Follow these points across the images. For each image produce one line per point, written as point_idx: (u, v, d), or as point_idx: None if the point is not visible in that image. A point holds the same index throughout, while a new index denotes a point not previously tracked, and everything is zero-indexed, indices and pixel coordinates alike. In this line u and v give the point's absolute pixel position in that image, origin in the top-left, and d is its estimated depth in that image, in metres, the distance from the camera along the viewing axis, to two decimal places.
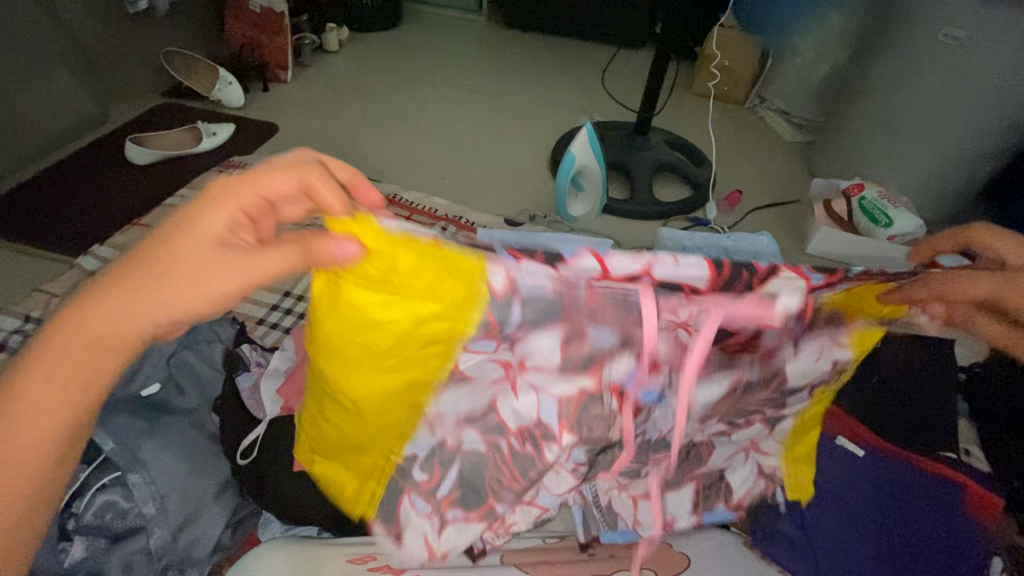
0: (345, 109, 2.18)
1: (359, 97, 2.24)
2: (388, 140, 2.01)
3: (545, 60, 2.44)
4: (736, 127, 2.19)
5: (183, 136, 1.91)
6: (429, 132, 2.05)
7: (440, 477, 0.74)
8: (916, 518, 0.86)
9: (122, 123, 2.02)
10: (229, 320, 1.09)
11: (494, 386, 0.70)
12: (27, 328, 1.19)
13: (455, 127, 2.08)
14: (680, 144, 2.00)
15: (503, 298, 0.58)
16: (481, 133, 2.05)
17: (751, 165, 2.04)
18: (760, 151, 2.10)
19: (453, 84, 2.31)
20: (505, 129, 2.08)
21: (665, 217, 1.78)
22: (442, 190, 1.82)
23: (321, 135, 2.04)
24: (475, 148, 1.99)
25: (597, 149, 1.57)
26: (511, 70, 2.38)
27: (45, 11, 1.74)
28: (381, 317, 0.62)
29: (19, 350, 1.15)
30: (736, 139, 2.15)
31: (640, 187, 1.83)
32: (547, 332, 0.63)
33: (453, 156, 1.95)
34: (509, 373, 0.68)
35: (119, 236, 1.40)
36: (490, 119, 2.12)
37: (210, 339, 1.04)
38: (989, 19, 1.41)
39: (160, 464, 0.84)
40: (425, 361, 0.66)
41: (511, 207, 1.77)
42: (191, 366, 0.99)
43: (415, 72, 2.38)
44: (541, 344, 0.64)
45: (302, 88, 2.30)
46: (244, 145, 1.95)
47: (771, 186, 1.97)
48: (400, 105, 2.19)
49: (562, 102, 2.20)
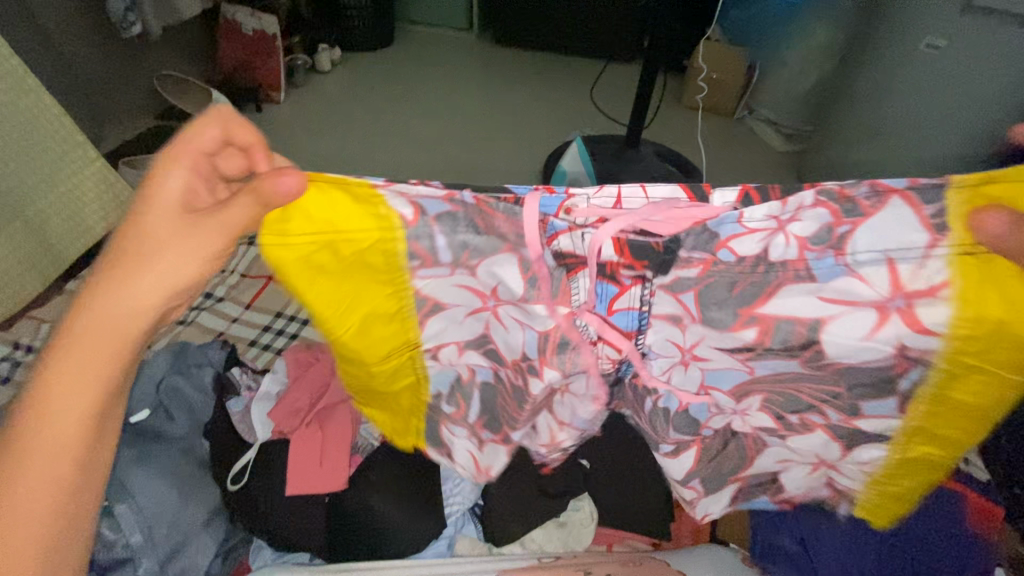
0: (338, 128, 2.20)
1: (351, 116, 2.26)
2: (381, 158, 2.02)
3: (535, 76, 2.47)
4: (725, 138, 2.22)
5: None
6: (422, 149, 2.07)
7: (467, 408, 0.76)
8: (913, 524, 0.85)
9: (115, 147, 2.03)
10: (219, 342, 1.06)
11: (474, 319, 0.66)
12: (15, 355, 1.18)
13: (447, 144, 2.10)
14: (671, 156, 2.01)
15: (416, 226, 0.59)
16: (473, 149, 2.07)
17: (740, 175, 2.06)
18: (750, 160, 2.12)
19: (445, 101, 2.33)
20: (497, 144, 2.09)
21: None
22: None
23: (315, 154, 2.05)
24: (468, 164, 2.00)
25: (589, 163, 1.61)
26: (502, 87, 2.41)
27: (40, 40, 1.77)
28: (324, 257, 0.60)
29: (8, 378, 1.14)
30: (726, 149, 2.17)
31: None
32: (500, 257, 0.60)
33: (445, 172, 1.97)
34: (487, 304, 0.64)
35: None
36: (481, 135, 2.14)
37: (200, 362, 1.03)
38: (967, 28, 1.44)
39: (148, 492, 0.83)
40: (380, 300, 0.64)
41: None
42: (180, 391, 0.98)
43: (407, 90, 2.40)
44: (504, 268, 0.61)
45: (295, 109, 2.32)
46: None
47: None
48: (393, 123, 2.21)
49: (552, 117, 2.22)
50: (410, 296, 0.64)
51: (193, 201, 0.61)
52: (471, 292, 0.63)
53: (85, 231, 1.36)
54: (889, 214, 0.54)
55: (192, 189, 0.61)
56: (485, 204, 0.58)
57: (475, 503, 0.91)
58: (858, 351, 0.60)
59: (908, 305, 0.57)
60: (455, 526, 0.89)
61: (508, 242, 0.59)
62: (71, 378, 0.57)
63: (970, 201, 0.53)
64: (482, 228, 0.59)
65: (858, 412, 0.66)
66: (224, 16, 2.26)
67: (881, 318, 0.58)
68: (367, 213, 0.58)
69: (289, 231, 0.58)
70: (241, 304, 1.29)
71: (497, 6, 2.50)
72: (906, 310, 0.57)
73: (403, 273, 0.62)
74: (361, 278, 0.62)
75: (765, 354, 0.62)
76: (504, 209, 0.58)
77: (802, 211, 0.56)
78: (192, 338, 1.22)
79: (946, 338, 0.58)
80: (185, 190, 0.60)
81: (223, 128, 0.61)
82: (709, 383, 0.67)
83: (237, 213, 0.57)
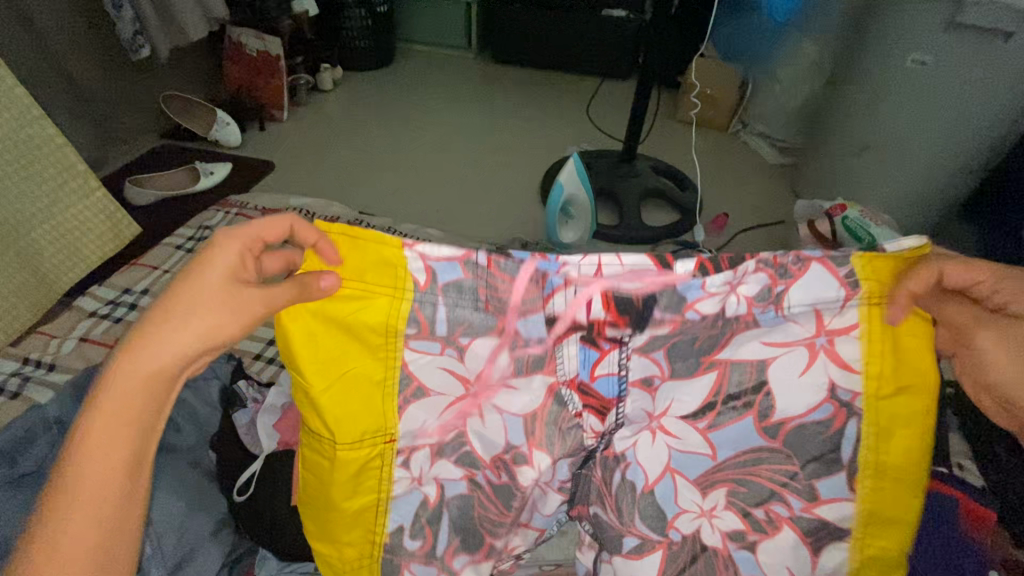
0: (340, 144, 2.24)
1: (353, 133, 2.31)
2: (382, 174, 2.06)
3: (533, 93, 2.52)
4: (720, 152, 2.26)
5: (181, 176, 1.96)
6: (423, 165, 2.11)
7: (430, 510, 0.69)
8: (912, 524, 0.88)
9: (122, 166, 2.07)
10: (226, 356, 1.10)
11: (454, 410, 0.67)
12: (25, 371, 1.20)
13: (447, 159, 2.14)
14: (667, 170, 2.05)
15: (427, 290, 0.63)
16: (473, 164, 2.11)
17: (735, 187, 2.10)
18: (745, 173, 2.17)
19: (445, 117, 2.38)
20: (496, 160, 2.14)
21: (653, 242, 1.83)
22: (436, 221, 1.86)
23: (317, 171, 2.09)
24: (468, 179, 2.04)
25: (585, 178, 1.67)
26: (500, 103, 2.46)
27: (50, 63, 1.81)
28: (348, 321, 0.63)
29: (17, 393, 1.16)
30: (721, 163, 2.21)
31: (629, 213, 1.89)
32: (486, 334, 0.64)
33: (445, 187, 2.01)
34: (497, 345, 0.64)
35: (118, 276, 1.42)
36: (481, 150, 2.19)
37: (206, 376, 1.05)
38: (952, 44, 1.47)
39: (158, 504, 0.85)
40: (373, 371, 0.65)
41: (502, 235, 1.82)
42: (188, 404, 1.01)
43: (407, 108, 2.45)
44: (439, 328, 0.64)
45: (298, 127, 2.37)
46: (240, 183, 2.00)
47: (756, 207, 2.02)
48: (393, 140, 2.25)
49: (550, 133, 2.27)
50: (400, 368, 0.65)
51: (237, 274, 0.57)
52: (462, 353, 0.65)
53: (85, 259, 1.43)
54: (812, 276, 0.61)
55: (235, 270, 0.56)
56: (494, 265, 0.62)
57: None
58: (792, 399, 0.63)
59: (830, 342, 0.63)
60: None
61: (503, 311, 0.63)
62: (100, 441, 0.51)
63: (874, 272, 0.61)
64: (482, 307, 0.63)
65: (814, 495, 0.64)
66: (229, 38, 2.32)
67: (810, 359, 0.63)
68: (386, 276, 0.63)
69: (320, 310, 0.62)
70: None
71: (495, 25, 2.57)
72: (829, 347, 0.63)
73: (399, 335, 0.64)
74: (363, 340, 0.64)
75: (722, 407, 0.65)
76: (511, 268, 0.61)
77: (745, 274, 0.62)
78: None
79: (863, 380, 0.62)
80: (239, 259, 0.57)
81: (242, 243, 0.57)
82: (675, 467, 0.66)
83: (258, 296, 0.56)
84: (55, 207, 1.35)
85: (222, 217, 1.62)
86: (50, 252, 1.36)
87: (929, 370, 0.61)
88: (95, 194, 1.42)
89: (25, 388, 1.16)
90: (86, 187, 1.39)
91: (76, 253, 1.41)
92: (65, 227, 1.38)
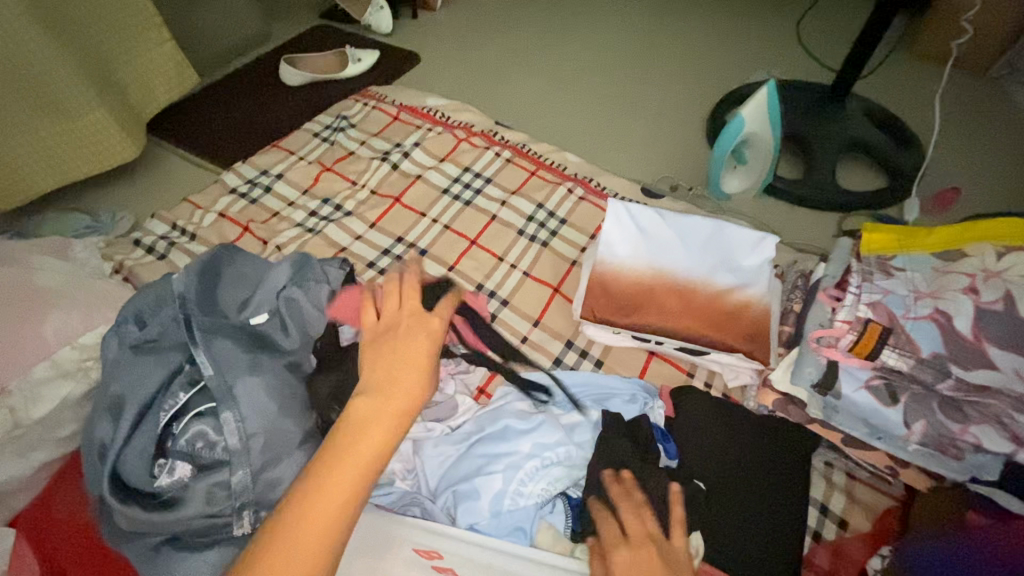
0: (490, 41, 2.04)
1: (506, 31, 2.07)
2: (529, 82, 1.84)
3: (719, 4, 2.07)
4: (971, 103, 1.68)
5: (334, 61, 1.95)
6: (573, 78, 1.85)
7: None
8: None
9: (281, 42, 2.09)
10: (338, 261, 1.05)
11: None
12: (171, 236, 1.23)
13: (601, 75, 1.85)
14: (886, 119, 1.58)
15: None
16: (626, 85, 1.81)
17: (981, 154, 1.56)
18: (999, 135, 1.60)
19: (611, 23, 2.05)
20: (660, 81, 1.81)
21: (843, 211, 1.47)
22: (577, 143, 1.64)
23: (460, 70, 1.93)
24: (619, 101, 1.76)
25: (775, 114, 1.34)
26: (676, 12, 2.06)
27: None
28: (946, 232, 0.89)
29: (163, 256, 1.19)
30: (968, 116, 1.65)
31: (819, 168, 1.50)
32: (934, 346, 0.75)
33: (595, 105, 1.75)
34: None
35: (259, 156, 1.41)
36: (643, 66, 1.87)
37: (319, 279, 0.99)
38: None
39: (253, 403, 0.80)
40: (938, 229, 0.90)
41: (649, 173, 1.57)
42: (296, 303, 0.95)
43: (565, 8, 2.14)
44: None
45: (450, 16, 2.18)
46: (384, 74, 1.93)
47: (1007, 186, 1.49)
48: (546, 44, 1.99)
49: (734, 57, 1.86)
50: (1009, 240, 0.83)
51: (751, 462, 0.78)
52: (949, 322, 0.76)
53: (156, 101, 1.58)
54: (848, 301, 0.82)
55: None
56: (835, 320, 0.82)
57: (564, 494, 0.83)
58: (913, 343, 0.76)
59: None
60: (537, 514, 0.80)
61: (910, 415, 0.74)
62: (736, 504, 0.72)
63: (870, 234, 0.92)
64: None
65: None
66: None
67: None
68: (918, 237, 0.90)
69: (937, 244, 0.87)
70: (366, 222, 1.26)
71: None
72: (867, 360, 0.77)
73: (929, 242, 0.88)
74: (931, 232, 0.90)
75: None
76: (824, 341, 0.81)
77: (827, 348, 0.80)
78: (317, 248, 1.22)
79: None
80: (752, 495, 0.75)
81: None
82: None
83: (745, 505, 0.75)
84: (111, 39, 1.43)
85: (359, 108, 1.54)
86: (129, 90, 1.52)
87: (904, 233, 0.90)
88: (166, 45, 1.55)
89: (170, 254, 1.18)
90: (159, 37, 1.53)
91: (148, 94, 1.57)
92: (142, 68, 1.53)
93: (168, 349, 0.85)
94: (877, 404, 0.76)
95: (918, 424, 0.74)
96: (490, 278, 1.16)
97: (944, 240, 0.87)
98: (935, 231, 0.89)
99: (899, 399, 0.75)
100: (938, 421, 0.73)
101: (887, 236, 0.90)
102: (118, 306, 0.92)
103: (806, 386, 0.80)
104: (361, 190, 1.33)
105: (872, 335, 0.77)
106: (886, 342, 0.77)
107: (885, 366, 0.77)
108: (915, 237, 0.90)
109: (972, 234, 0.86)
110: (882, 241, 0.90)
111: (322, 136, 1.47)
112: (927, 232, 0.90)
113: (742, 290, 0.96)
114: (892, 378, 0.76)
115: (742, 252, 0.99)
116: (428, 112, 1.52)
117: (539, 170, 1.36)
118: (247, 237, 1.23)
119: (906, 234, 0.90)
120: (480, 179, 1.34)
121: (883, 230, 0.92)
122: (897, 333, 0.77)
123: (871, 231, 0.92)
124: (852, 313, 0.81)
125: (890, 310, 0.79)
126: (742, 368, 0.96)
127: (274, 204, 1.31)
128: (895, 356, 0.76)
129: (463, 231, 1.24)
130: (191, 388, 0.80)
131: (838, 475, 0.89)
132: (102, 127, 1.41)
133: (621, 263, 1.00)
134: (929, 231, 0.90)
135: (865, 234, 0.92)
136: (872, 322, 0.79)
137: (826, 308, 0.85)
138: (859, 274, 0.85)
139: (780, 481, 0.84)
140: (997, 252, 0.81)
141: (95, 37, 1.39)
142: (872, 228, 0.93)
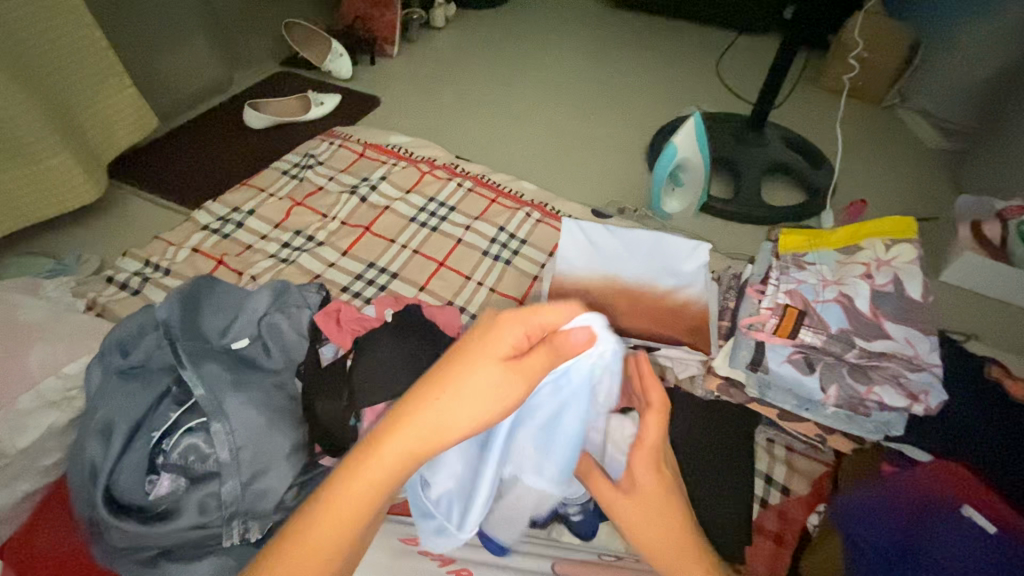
0: (446, 83, 2.19)
1: (461, 75, 2.23)
2: (485, 120, 1.99)
3: (650, 48, 2.31)
4: (869, 128, 1.94)
5: (297, 104, 2.04)
6: (525, 115, 2.01)
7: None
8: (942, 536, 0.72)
9: (243, 88, 2.17)
10: (316, 286, 1.10)
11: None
12: (145, 272, 1.26)
13: (550, 112, 2.02)
14: (800, 143, 1.80)
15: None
16: (574, 119, 1.98)
17: (881, 171, 1.80)
18: (894, 154, 1.85)
19: (556, 65, 2.24)
20: (604, 115, 2.00)
21: (770, 223, 1.65)
22: (531, 173, 1.78)
23: (419, 110, 2.06)
24: (568, 134, 1.92)
25: (703, 141, 1.51)
26: (613, 55, 2.28)
27: None
28: (847, 231, 1.05)
29: (137, 291, 1.22)
30: (868, 139, 1.90)
31: (746, 187, 1.69)
32: (841, 323, 0.89)
33: (546, 139, 1.91)
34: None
35: (230, 194, 1.47)
36: (587, 103, 2.06)
37: (298, 303, 1.05)
38: None
39: (241, 416, 0.84)
40: (839, 229, 1.05)
41: (598, 197, 1.71)
42: (278, 326, 1.01)
43: (514, 54, 2.33)
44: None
45: (407, 61, 2.33)
46: (347, 116, 2.04)
47: (904, 197, 1.72)
48: (497, 86, 2.15)
49: (667, 93, 2.07)
50: (894, 233, 1.00)
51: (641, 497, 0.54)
52: (851, 303, 0.91)
53: (114, 143, 1.61)
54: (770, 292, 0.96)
55: None
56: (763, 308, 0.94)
57: None
58: (824, 322, 0.90)
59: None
60: None
61: (826, 381, 0.87)
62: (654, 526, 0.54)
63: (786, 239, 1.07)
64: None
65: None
66: None
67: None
68: (825, 238, 1.05)
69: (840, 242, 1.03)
70: (338, 251, 1.34)
71: None
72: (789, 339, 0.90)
73: (833, 242, 1.04)
74: (835, 232, 1.05)
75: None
76: (753, 326, 0.93)
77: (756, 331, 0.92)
78: (292, 277, 1.28)
79: None
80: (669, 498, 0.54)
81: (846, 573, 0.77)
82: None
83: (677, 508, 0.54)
84: (71, 85, 1.47)
85: (325, 146, 1.63)
86: (89, 133, 1.54)
87: (813, 236, 1.06)
88: (127, 91, 1.61)
89: (145, 289, 1.21)
90: (119, 84, 1.58)
91: (108, 138, 1.60)
92: (102, 114, 1.57)
93: (154, 372, 0.89)
94: (800, 375, 0.88)
95: (835, 389, 0.86)
96: (459, 296, 1.25)
97: (845, 238, 1.03)
98: (838, 232, 1.05)
99: (816, 368, 0.88)
100: (850, 386, 0.86)
101: (800, 239, 1.05)
102: (98, 335, 0.95)
103: (742, 366, 0.92)
104: (332, 222, 1.41)
105: (791, 318, 0.91)
106: (803, 323, 0.90)
107: (804, 342, 0.89)
108: (823, 238, 1.05)
109: (866, 232, 1.02)
110: (796, 244, 1.05)
111: (291, 173, 1.55)
112: (831, 233, 1.06)
113: (682, 290, 1.09)
114: (810, 353, 0.89)
115: (681, 258, 1.12)
116: (392, 148, 1.63)
117: (499, 197, 1.48)
118: (222, 270, 1.28)
119: (814, 236, 1.06)
120: (445, 207, 1.45)
121: (797, 235, 1.06)
122: (811, 315, 0.91)
123: (787, 237, 1.07)
124: (775, 301, 0.94)
125: (804, 296, 0.93)
126: (688, 360, 1.04)
127: (246, 238, 1.37)
128: (811, 333, 0.89)
129: (432, 254, 1.34)
130: (181, 406, 0.85)
131: (778, 449, 1.01)
132: (65, 171, 1.44)
133: (576, 272, 1.11)
134: (833, 232, 1.06)
135: (782, 240, 1.07)
136: (791, 307, 0.92)
137: (753, 301, 0.98)
138: (779, 269, 0.99)
139: (729, 456, 0.95)
140: (885, 245, 0.98)
141: (56, 85, 1.43)
142: (788, 234, 1.07)
